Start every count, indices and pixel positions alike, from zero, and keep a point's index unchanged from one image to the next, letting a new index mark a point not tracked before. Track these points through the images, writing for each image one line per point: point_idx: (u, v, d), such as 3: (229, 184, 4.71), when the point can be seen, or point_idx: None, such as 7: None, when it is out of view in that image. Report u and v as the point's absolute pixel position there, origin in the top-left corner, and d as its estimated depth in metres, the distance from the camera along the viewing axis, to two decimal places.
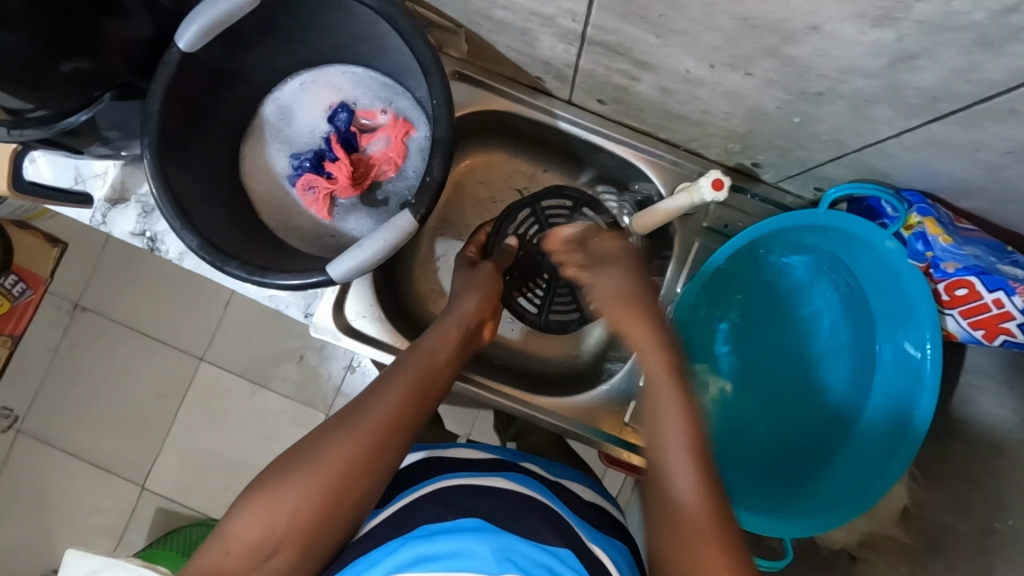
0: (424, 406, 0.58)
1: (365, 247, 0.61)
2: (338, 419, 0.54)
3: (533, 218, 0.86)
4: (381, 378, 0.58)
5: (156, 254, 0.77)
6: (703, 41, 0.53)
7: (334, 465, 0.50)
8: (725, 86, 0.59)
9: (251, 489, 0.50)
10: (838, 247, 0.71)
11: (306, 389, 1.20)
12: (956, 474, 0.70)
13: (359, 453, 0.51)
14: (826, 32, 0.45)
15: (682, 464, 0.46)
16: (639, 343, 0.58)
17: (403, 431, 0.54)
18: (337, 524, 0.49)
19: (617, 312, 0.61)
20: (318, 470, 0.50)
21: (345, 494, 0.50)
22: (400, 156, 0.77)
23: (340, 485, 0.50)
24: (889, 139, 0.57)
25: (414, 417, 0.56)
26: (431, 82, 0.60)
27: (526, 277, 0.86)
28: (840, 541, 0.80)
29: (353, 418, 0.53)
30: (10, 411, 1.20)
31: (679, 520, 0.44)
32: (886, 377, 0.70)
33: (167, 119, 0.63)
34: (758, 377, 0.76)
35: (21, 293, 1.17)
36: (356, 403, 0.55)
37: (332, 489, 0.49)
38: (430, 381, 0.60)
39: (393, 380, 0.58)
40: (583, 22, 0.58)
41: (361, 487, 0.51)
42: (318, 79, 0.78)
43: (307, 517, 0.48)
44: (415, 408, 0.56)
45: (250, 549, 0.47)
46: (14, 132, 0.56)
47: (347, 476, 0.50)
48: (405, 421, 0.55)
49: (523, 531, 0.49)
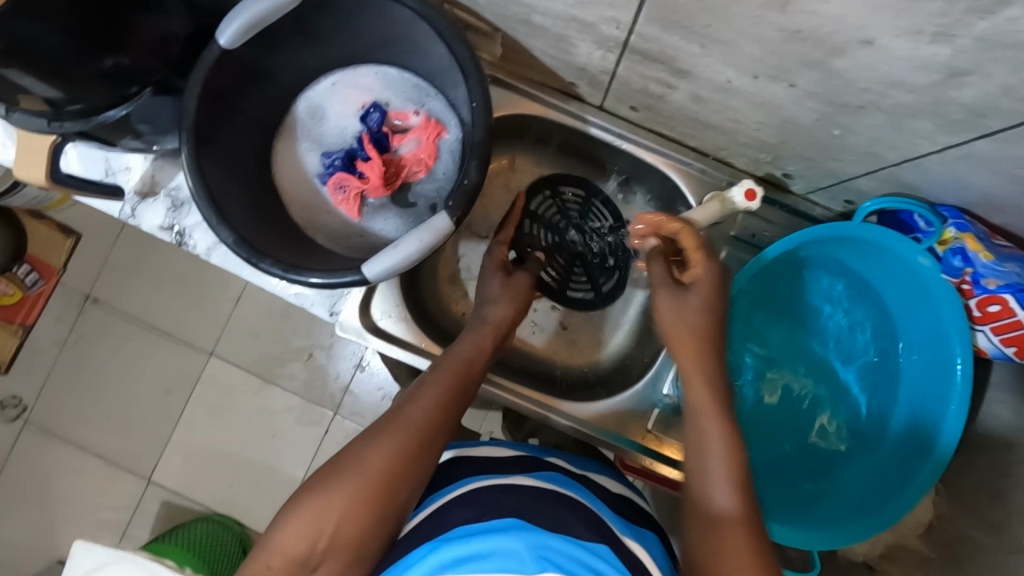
0: (459, 409, 0.59)
1: (401, 248, 0.61)
2: (377, 426, 0.54)
3: (532, 223, 0.87)
4: (419, 383, 0.59)
5: (183, 248, 0.77)
6: (748, 52, 0.53)
7: (374, 473, 0.50)
8: (764, 97, 0.59)
9: (295, 499, 0.50)
10: (867, 258, 0.71)
11: (314, 387, 1.20)
12: (980, 491, 0.69)
13: (398, 462, 0.51)
14: (878, 46, 0.46)
15: (721, 478, 0.51)
16: (691, 374, 0.59)
17: (439, 438, 0.55)
18: (381, 532, 0.49)
19: (679, 341, 0.61)
20: (363, 475, 0.50)
21: (387, 502, 0.50)
22: (431, 158, 0.77)
23: (380, 493, 0.50)
24: (929, 154, 0.57)
25: (449, 420, 0.57)
26: (471, 85, 0.61)
27: (562, 274, 0.88)
28: (861, 554, 0.79)
29: (388, 427, 0.54)
30: (19, 401, 1.20)
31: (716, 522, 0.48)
32: (914, 388, 0.71)
33: (206, 114, 0.64)
34: (782, 388, 0.76)
35: (34, 284, 1.17)
36: (390, 413, 0.56)
37: (374, 497, 0.49)
38: (465, 391, 0.60)
39: (428, 389, 0.58)
40: (624, 30, 0.58)
41: (401, 495, 0.51)
42: (350, 79, 0.78)
43: (350, 526, 0.48)
44: (451, 412, 0.57)
45: (297, 558, 0.47)
46: (54, 124, 0.57)
47: (386, 484, 0.50)
48: (440, 430, 0.55)
49: (558, 528, 0.49)
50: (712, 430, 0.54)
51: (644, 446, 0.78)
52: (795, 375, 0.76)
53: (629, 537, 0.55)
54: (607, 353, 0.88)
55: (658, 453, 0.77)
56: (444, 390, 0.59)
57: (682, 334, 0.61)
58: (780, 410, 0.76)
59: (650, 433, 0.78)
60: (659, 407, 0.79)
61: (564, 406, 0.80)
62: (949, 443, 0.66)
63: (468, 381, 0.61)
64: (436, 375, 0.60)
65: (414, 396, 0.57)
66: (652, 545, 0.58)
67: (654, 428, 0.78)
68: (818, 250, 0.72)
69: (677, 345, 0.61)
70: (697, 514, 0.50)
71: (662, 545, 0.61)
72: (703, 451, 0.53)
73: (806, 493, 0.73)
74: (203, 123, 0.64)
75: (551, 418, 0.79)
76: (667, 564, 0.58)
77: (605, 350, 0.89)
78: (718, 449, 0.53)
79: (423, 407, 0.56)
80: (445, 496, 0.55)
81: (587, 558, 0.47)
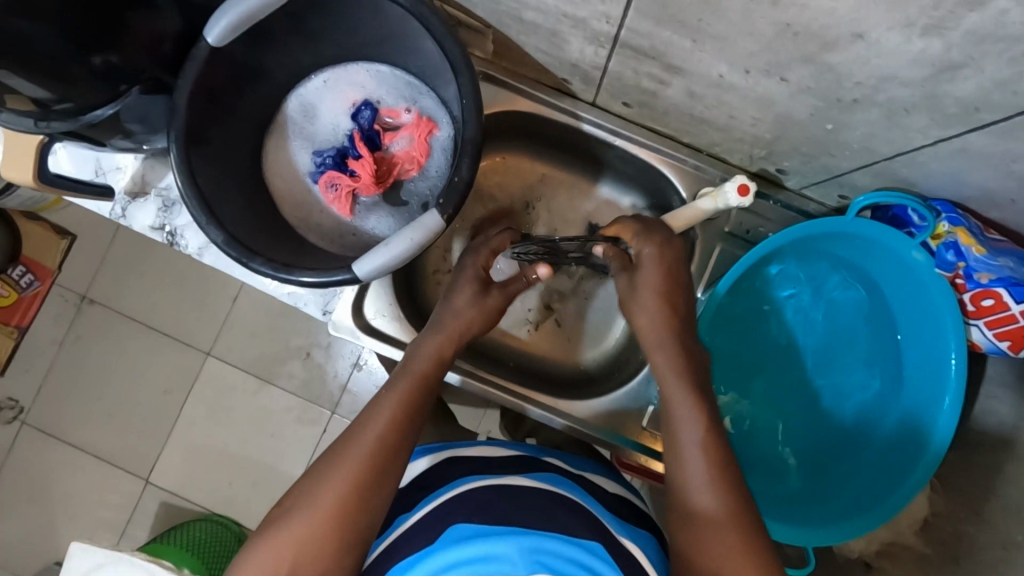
0: (417, 425, 0.56)
1: (392, 246, 0.60)
2: (330, 453, 0.52)
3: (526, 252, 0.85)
4: (373, 400, 0.57)
5: (175, 248, 0.76)
6: (740, 46, 0.52)
7: (329, 504, 0.48)
8: (758, 92, 0.59)
9: (254, 539, 0.49)
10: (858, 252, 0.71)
11: (311, 386, 1.20)
12: (976, 486, 0.69)
13: (353, 487, 0.49)
14: (870, 40, 0.45)
15: (700, 473, 0.51)
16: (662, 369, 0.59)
17: (396, 457, 0.53)
18: (343, 563, 0.47)
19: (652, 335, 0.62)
20: (316, 511, 0.48)
21: (345, 531, 0.48)
22: (423, 155, 0.77)
23: (337, 525, 0.48)
24: (923, 148, 0.57)
25: (406, 439, 0.54)
26: (461, 82, 0.60)
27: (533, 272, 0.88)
28: (856, 550, 0.79)
29: (342, 453, 0.52)
30: (15, 402, 1.20)
31: (701, 521, 0.48)
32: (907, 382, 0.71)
33: (196, 114, 0.63)
34: (775, 384, 0.76)
35: (28, 285, 1.17)
36: (344, 436, 0.54)
37: (331, 528, 0.48)
38: (423, 400, 0.58)
39: (383, 405, 0.56)
40: (616, 25, 0.57)
41: (360, 526, 0.49)
42: (341, 76, 0.77)
43: (309, 562, 0.47)
44: (407, 431, 0.55)
45: None
46: (40, 123, 0.56)
47: (342, 514, 0.48)
48: (397, 447, 0.53)
49: (554, 528, 0.49)
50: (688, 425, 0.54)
51: (639, 443, 0.78)
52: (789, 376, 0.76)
53: (624, 536, 0.55)
54: (602, 351, 0.88)
55: (653, 450, 0.77)
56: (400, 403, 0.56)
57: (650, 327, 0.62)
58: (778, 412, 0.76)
59: (645, 430, 0.79)
60: (655, 405, 0.79)
61: (562, 405, 0.79)
62: (943, 440, 0.66)
63: (425, 389, 0.59)
64: (392, 390, 0.57)
65: (368, 416, 0.55)
66: (649, 545, 0.58)
67: (649, 425, 0.78)
68: (809, 247, 0.72)
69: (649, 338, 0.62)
70: (677, 512, 0.51)
71: (659, 546, 0.60)
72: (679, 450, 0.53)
73: (807, 494, 0.73)
74: (192, 122, 0.63)
75: (546, 417, 0.78)
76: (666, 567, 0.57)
77: (601, 348, 0.88)
78: (693, 441, 0.53)
79: (377, 426, 0.54)
80: (436, 500, 0.54)
81: (580, 557, 0.47)
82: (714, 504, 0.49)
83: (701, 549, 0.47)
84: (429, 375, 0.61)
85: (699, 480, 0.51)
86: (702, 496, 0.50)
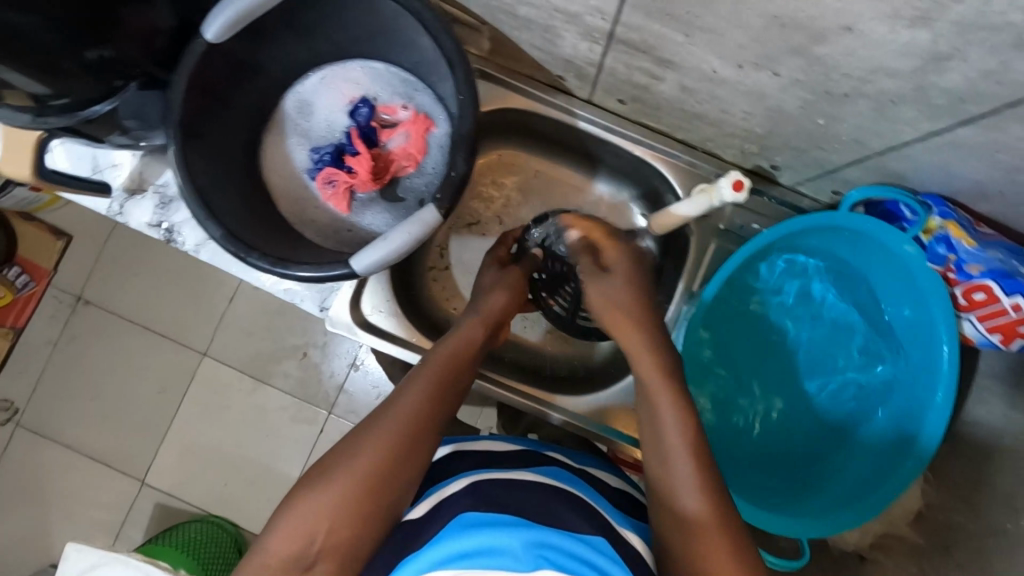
0: (446, 405, 0.56)
1: (391, 241, 0.61)
2: (365, 424, 0.53)
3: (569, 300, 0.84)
4: (408, 378, 0.57)
5: (173, 245, 0.76)
6: (731, 40, 0.53)
7: (364, 474, 0.50)
8: (749, 86, 0.59)
9: (285, 505, 0.49)
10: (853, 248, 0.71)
11: (308, 385, 1.20)
12: (969, 478, 0.70)
13: (389, 460, 0.51)
14: (859, 32, 0.46)
15: (685, 476, 0.50)
16: (632, 351, 0.59)
17: (429, 435, 0.54)
18: (371, 534, 0.49)
19: (613, 320, 0.62)
20: (351, 477, 0.49)
21: (378, 501, 0.49)
22: (420, 152, 0.77)
23: (368, 495, 0.49)
24: (913, 141, 0.57)
25: (435, 417, 0.55)
26: (457, 78, 0.61)
27: (570, 301, 0.85)
28: (852, 543, 0.79)
29: (379, 425, 0.53)
30: (10, 403, 1.19)
31: (688, 524, 0.48)
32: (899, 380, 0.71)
33: (192, 108, 0.64)
34: (769, 380, 0.76)
35: (24, 286, 1.16)
36: (380, 409, 0.55)
37: (366, 497, 0.49)
38: (453, 387, 0.58)
39: (416, 383, 0.56)
40: (609, 20, 0.58)
41: (388, 498, 0.50)
42: (338, 74, 0.78)
43: (343, 528, 0.47)
44: (438, 409, 0.55)
45: (289, 562, 0.46)
46: (38, 119, 0.57)
47: (378, 484, 0.50)
48: (429, 424, 0.54)
49: (557, 522, 0.49)
50: (667, 406, 0.54)
51: (636, 438, 0.78)
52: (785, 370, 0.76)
53: (624, 528, 0.56)
54: (598, 348, 0.88)
55: None
56: (433, 384, 0.57)
57: (615, 312, 0.61)
58: (771, 407, 0.76)
59: None
60: None
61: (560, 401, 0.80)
62: (932, 439, 0.66)
63: (460, 371, 0.60)
64: (424, 369, 0.58)
65: (401, 393, 0.56)
66: (647, 534, 0.58)
67: None
68: (804, 243, 0.73)
69: (612, 324, 0.62)
70: (666, 513, 0.50)
71: None
72: (668, 458, 0.52)
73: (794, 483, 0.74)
74: (189, 116, 0.64)
75: (542, 412, 0.79)
76: None
77: (597, 345, 0.88)
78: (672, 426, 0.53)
79: (413, 402, 0.55)
80: (442, 489, 0.55)
81: (584, 552, 0.47)
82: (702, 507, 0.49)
83: (692, 558, 0.47)
84: (460, 357, 0.62)
85: (692, 482, 0.50)
86: (686, 495, 0.49)
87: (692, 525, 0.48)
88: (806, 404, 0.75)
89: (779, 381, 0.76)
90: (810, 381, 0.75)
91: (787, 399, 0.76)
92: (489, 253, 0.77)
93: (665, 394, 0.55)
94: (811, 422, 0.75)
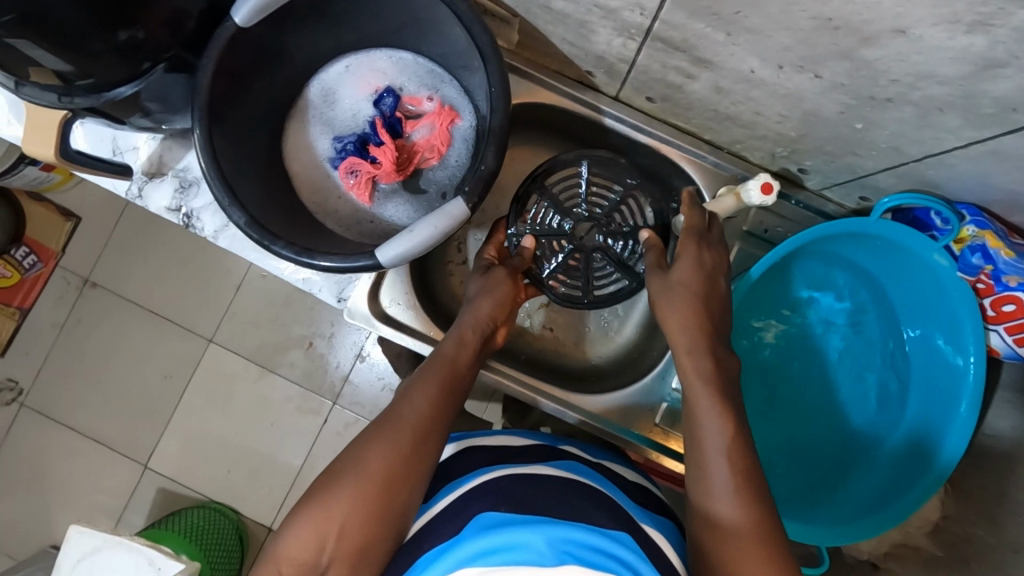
0: (450, 404, 0.57)
1: (416, 233, 0.60)
2: (372, 429, 0.54)
3: (577, 272, 0.79)
4: (411, 381, 0.58)
5: (191, 231, 0.75)
6: (775, 40, 0.52)
7: (372, 478, 0.50)
8: (788, 88, 0.58)
9: (294, 512, 0.50)
10: (878, 256, 0.71)
11: (314, 376, 1.20)
12: (989, 491, 0.69)
13: (394, 463, 0.51)
14: (912, 36, 0.45)
15: (725, 487, 0.49)
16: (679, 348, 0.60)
17: (432, 439, 0.54)
18: (385, 537, 0.49)
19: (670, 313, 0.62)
20: (360, 483, 0.49)
21: (387, 504, 0.49)
22: (445, 144, 0.77)
23: (378, 498, 0.49)
24: (954, 149, 0.57)
25: (440, 415, 0.56)
26: (490, 70, 0.60)
27: (579, 275, 0.79)
28: (865, 552, 0.79)
29: (383, 430, 0.53)
30: (15, 383, 1.19)
31: (729, 532, 0.47)
32: (918, 386, 0.71)
33: (219, 93, 0.63)
34: (790, 389, 0.74)
35: (32, 266, 1.16)
36: (384, 415, 0.55)
37: (375, 501, 0.49)
38: (457, 384, 0.59)
39: (421, 385, 0.57)
40: (650, 16, 0.57)
41: (399, 499, 0.50)
42: (364, 62, 0.77)
43: (355, 531, 0.48)
44: (444, 408, 0.56)
45: (303, 566, 0.47)
46: (64, 99, 0.56)
47: (384, 489, 0.50)
48: (436, 423, 0.55)
49: (579, 518, 0.49)
50: (708, 412, 0.54)
51: (651, 439, 0.78)
52: (806, 379, 0.74)
53: (646, 523, 0.56)
54: (614, 347, 0.88)
55: (664, 446, 0.78)
56: (437, 384, 0.58)
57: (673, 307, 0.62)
58: (785, 413, 0.74)
59: (658, 426, 0.79)
60: (668, 401, 0.79)
61: (576, 399, 0.79)
62: (957, 449, 0.66)
63: (456, 374, 0.60)
64: (428, 370, 0.59)
65: (406, 396, 0.56)
66: (667, 528, 0.59)
67: (662, 421, 0.79)
68: (830, 248, 0.71)
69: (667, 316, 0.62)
70: (705, 523, 0.49)
71: (679, 532, 0.61)
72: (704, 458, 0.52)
73: (804, 490, 0.73)
74: (216, 100, 0.63)
75: (559, 410, 0.78)
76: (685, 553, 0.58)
77: (614, 343, 0.88)
78: (713, 423, 0.53)
79: (415, 406, 0.55)
80: (458, 488, 0.54)
81: (607, 546, 0.46)
82: (740, 514, 0.48)
83: (723, 558, 0.46)
84: (458, 361, 0.61)
85: (732, 489, 0.49)
86: (725, 503, 0.48)
87: (727, 534, 0.47)
88: (821, 414, 0.74)
89: (803, 389, 0.74)
90: (828, 392, 0.74)
91: (805, 406, 0.74)
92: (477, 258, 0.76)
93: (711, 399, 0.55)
94: (829, 428, 0.74)
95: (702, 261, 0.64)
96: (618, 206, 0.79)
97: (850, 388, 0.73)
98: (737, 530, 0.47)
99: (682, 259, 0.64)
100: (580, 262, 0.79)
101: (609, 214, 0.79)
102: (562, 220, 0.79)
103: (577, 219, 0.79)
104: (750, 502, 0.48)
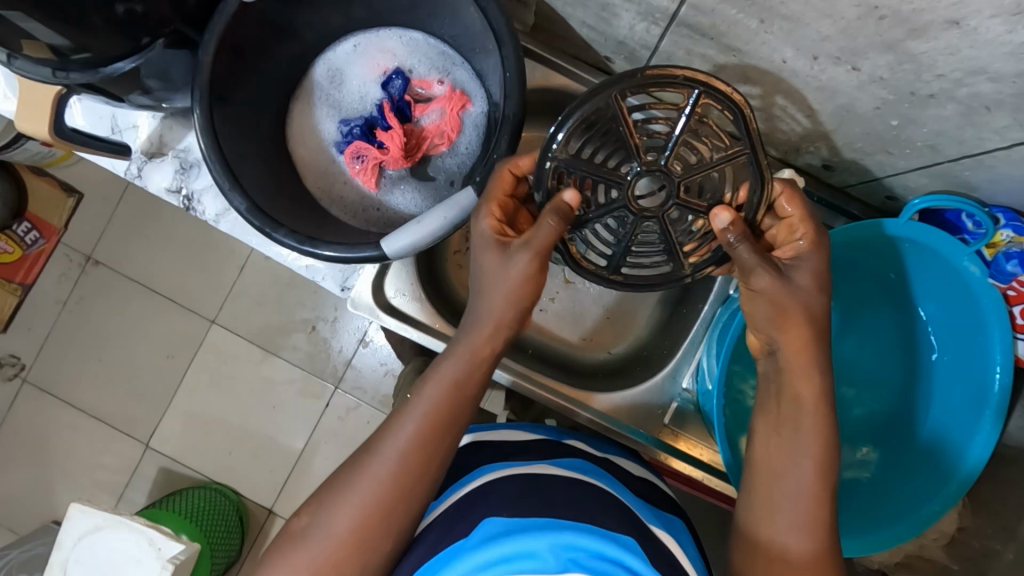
0: (439, 448, 0.50)
1: (423, 225, 0.57)
2: (348, 471, 0.50)
3: (615, 239, 0.58)
4: (397, 411, 0.52)
5: (191, 214, 0.73)
6: (813, 29, 0.49)
7: (345, 535, 0.47)
8: (822, 81, 0.55)
9: (272, 555, 0.49)
10: (924, 258, 0.66)
11: (317, 360, 1.18)
12: (1011, 503, 0.68)
13: (368, 519, 0.48)
14: (967, 28, 0.43)
15: (795, 518, 0.49)
16: (791, 362, 0.51)
17: (412, 497, 0.49)
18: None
19: (777, 329, 0.51)
20: (331, 542, 0.47)
21: (362, 562, 0.47)
22: (455, 130, 0.74)
23: (352, 553, 0.47)
24: (996, 151, 0.54)
25: (423, 463, 0.50)
26: (505, 54, 0.57)
27: (619, 241, 0.58)
28: (878, 562, 0.77)
29: (359, 479, 0.49)
30: (17, 359, 1.18)
31: (786, 561, 0.48)
32: (966, 395, 0.67)
33: (221, 71, 0.60)
34: (853, 378, 0.69)
35: (34, 242, 1.14)
36: (362, 452, 0.51)
37: (348, 559, 0.47)
38: (449, 420, 0.51)
39: (404, 424, 0.51)
40: (678, 1, 0.54)
41: (378, 550, 0.48)
42: (372, 42, 0.74)
43: None
44: (428, 451, 0.50)
45: None
46: (59, 73, 0.53)
47: (358, 547, 0.47)
48: (416, 471, 0.49)
49: (584, 518, 0.47)
50: (791, 428, 0.50)
51: (660, 439, 0.76)
52: (873, 370, 0.69)
53: (655, 524, 0.54)
54: (623, 343, 0.86)
55: (673, 447, 0.76)
56: (423, 421, 0.51)
57: (784, 326, 0.51)
58: (845, 394, 0.69)
59: (667, 426, 0.77)
60: (679, 401, 0.78)
61: (585, 397, 0.77)
62: (977, 459, 0.65)
63: (448, 423, 0.51)
64: (417, 402, 0.52)
65: (387, 434, 0.51)
66: (679, 530, 0.57)
67: (671, 421, 0.77)
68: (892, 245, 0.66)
69: (780, 333, 0.51)
70: (761, 546, 0.49)
71: (688, 531, 0.59)
72: (767, 478, 0.50)
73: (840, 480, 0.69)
74: (218, 79, 0.60)
75: (567, 408, 0.76)
76: (696, 554, 0.56)
77: (623, 340, 0.86)
78: (802, 451, 0.50)
79: (394, 451, 0.50)
80: (466, 486, 0.53)
81: (618, 555, 0.44)
82: (802, 543, 0.48)
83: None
84: (460, 390, 0.52)
85: (796, 517, 0.49)
86: (789, 533, 0.48)
87: (791, 562, 0.48)
88: (870, 399, 0.70)
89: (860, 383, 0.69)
90: (889, 377, 0.69)
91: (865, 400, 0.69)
92: (477, 223, 0.55)
93: (798, 425, 0.50)
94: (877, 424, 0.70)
95: (824, 273, 0.52)
96: (711, 169, 0.53)
97: (906, 387, 0.69)
98: (799, 563, 0.48)
99: (801, 262, 0.52)
100: (624, 228, 0.57)
101: (695, 175, 0.54)
102: (627, 162, 0.55)
103: (649, 170, 0.54)
104: (815, 529, 0.48)
